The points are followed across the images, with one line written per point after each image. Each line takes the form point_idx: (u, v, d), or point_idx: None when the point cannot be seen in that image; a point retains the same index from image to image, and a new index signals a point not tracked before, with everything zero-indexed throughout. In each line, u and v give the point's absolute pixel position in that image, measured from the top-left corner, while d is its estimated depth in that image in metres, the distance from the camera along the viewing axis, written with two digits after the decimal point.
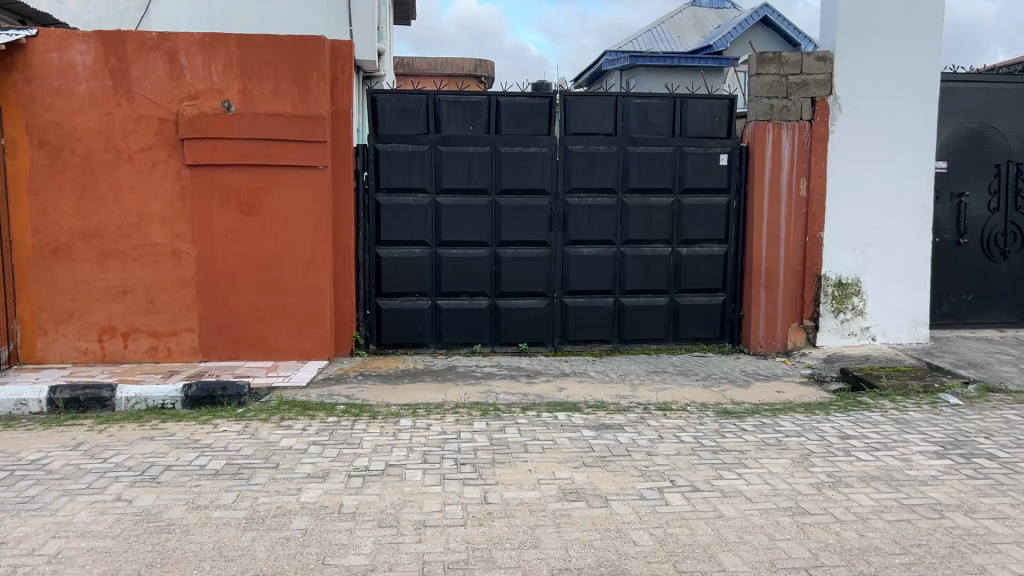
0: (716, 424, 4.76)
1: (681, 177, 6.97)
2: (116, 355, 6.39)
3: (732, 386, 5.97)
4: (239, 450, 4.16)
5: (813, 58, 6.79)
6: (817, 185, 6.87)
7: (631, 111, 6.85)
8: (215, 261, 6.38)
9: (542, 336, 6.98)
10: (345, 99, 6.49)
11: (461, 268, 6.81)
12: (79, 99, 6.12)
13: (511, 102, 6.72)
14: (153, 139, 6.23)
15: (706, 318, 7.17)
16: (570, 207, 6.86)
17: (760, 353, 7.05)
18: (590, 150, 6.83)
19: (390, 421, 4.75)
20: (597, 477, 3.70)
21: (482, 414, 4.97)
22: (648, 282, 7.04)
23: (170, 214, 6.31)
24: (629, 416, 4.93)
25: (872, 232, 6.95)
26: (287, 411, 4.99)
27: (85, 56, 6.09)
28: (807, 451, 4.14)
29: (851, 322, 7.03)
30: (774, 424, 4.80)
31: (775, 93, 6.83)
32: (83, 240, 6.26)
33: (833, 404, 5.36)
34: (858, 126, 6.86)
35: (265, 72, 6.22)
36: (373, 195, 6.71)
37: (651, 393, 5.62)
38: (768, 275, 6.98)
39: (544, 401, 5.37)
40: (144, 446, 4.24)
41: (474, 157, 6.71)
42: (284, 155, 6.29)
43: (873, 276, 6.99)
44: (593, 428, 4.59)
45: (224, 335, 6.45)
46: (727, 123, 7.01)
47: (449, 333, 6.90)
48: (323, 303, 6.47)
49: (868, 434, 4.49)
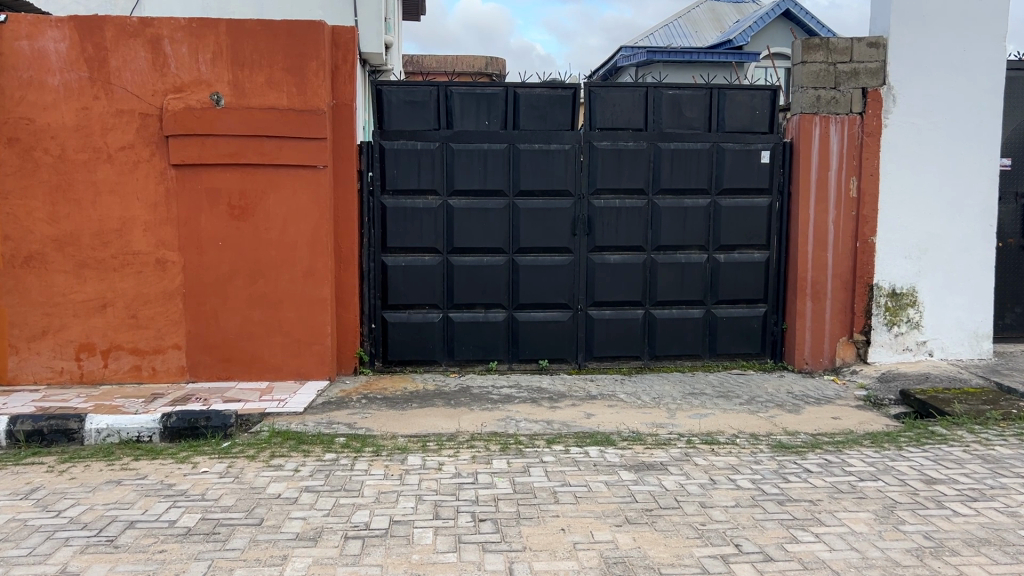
0: (774, 463, 4.10)
1: (718, 177, 6.31)
2: (95, 375, 5.77)
3: (781, 412, 5.31)
4: (218, 500, 3.53)
5: (864, 45, 6.12)
6: (869, 185, 6.20)
7: (663, 103, 6.20)
8: (204, 271, 5.76)
9: (565, 352, 6.34)
10: (347, 91, 5.87)
11: (475, 278, 6.17)
12: (52, 92, 5.52)
13: (531, 94, 6.09)
14: (135, 136, 5.61)
15: (746, 331, 6.50)
16: (596, 210, 6.22)
17: (806, 371, 6.39)
18: (618, 147, 6.18)
19: (396, 459, 4.12)
20: (644, 540, 3.06)
21: (502, 449, 4.32)
22: (681, 293, 6.38)
23: (154, 219, 5.71)
24: (672, 452, 4.27)
25: (931, 235, 6.27)
26: (278, 447, 4.35)
27: (59, 43, 5.49)
28: (890, 502, 3.48)
29: (906, 336, 6.35)
30: (841, 462, 4.14)
31: (822, 83, 6.17)
32: (58, 248, 5.65)
33: (902, 435, 4.68)
34: (915, 120, 6.17)
35: (258, 61, 5.60)
36: (378, 197, 6.09)
37: (692, 422, 4.96)
38: (814, 285, 6.32)
39: (572, 432, 4.71)
40: (109, 494, 3.60)
41: (489, 154, 6.07)
42: (280, 153, 5.67)
43: (930, 285, 6.31)
44: (633, 470, 3.94)
45: (215, 353, 5.83)
46: (769, 116, 6.36)
47: (462, 349, 6.25)
48: (323, 317, 5.84)
49: (958, 477, 3.83)
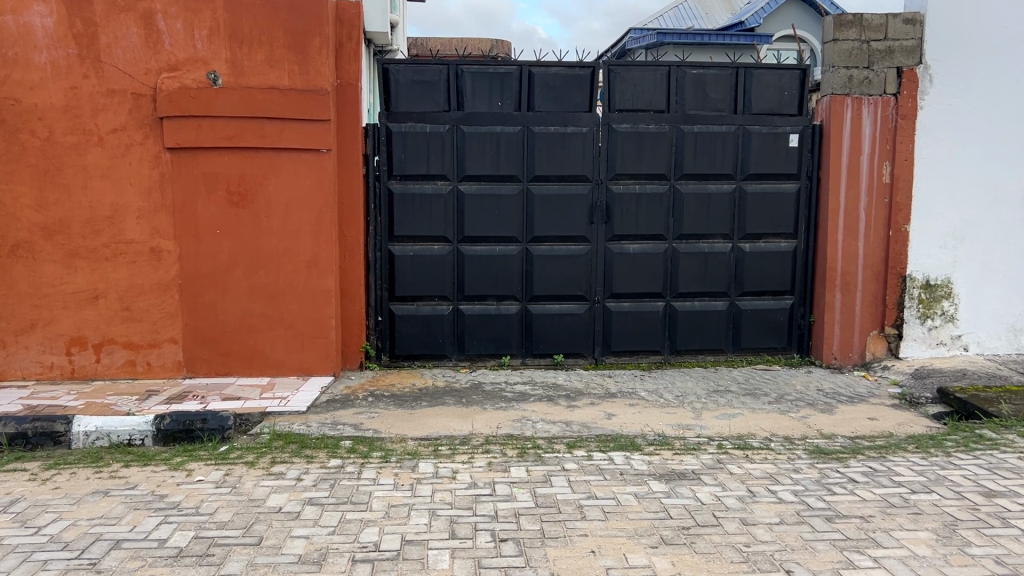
0: (815, 471, 3.80)
1: (743, 161, 5.97)
2: (86, 371, 5.47)
3: (813, 412, 4.99)
4: (214, 514, 3.23)
5: (899, 21, 5.76)
6: (903, 170, 5.85)
7: (687, 84, 5.86)
8: (201, 261, 5.45)
9: (582, 347, 6.03)
10: (352, 71, 5.53)
11: (487, 268, 5.85)
12: (39, 71, 5.19)
13: (546, 73, 5.75)
14: (127, 117, 5.28)
15: (772, 325, 6.19)
16: (615, 197, 5.89)
17: (834, 367, 6.07)
18: (639, 130, 5.84)
19: (406, 466, 3.82)
20: (684, 565, 2.76)
21: (519, 455, 4.02)
22: (704, 285, 6.05)
23: (148, 206, 5.39)
24: (703, 458, 3.96)
25: (968, 224, 5.92)
26: (279, 452, 4.04)
27: (45, 19, 5.15)
28: (950, 519, 3.17)
29: (940, 329, 6.02)
30: (887, 470, 3.83)
31: (854, 62, 5.82)
32: (46, 235, 5.34)
33: (947, 438, 4.37)
34: (954, 101, 5.80)
35: (258, 38, 5.27)
36: (385, 182, 5.77)
37: (720, 423, 4.65)
38: (843, 276, 6.00)
39: (593, 435, 4.40)
40: (94, 506, 3.31)
41: (502, 138, 5.74)
42: (281, 136, 5.34)
43: (967, 276, 5.97)
44: (663, 480, 3.63)
45: (213, 347, 5.53)
46: (798, 97, 6.01)
47: (473, 343, 5.94)
48: (326, 310, 5.53)
49: (1018, 490, 3.52)
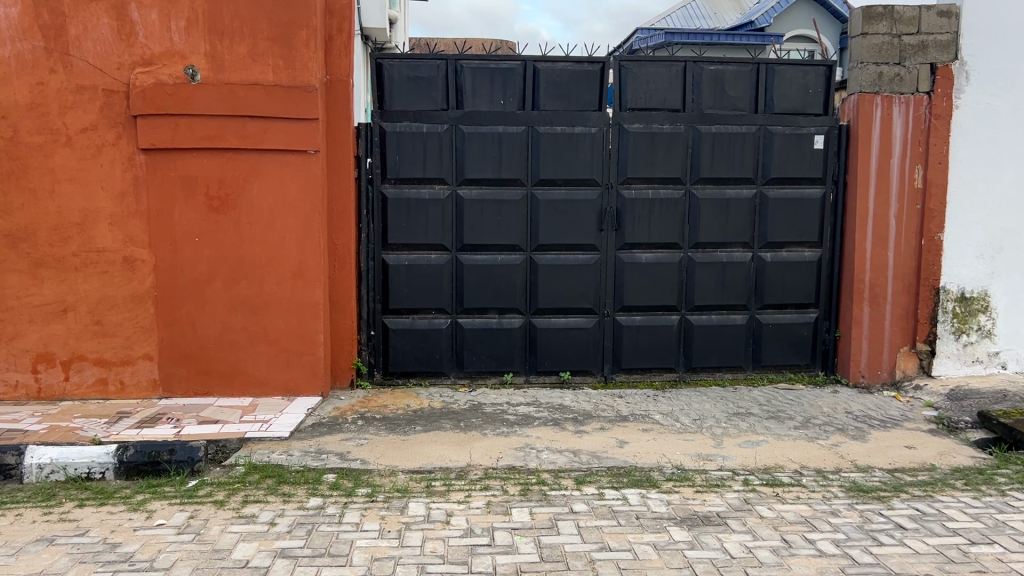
0: (856, 515, 3.36)
1: (765, 164, 5.54)
2: (54, 390, 5.06)
3: (845, 439, 4.54)
4: (170, 570, 2.80)
5: (934, 13, 5.31)
6: (937, 174, 5.40)
7: (703, 81, 5.43)
8: (179, 271, 5.03)
9: (590, 363, 5.60)
10: (342, 66, 5.12)
11: (487, 279, 5.43)
12: (2, 65, 4.78)
13: (552, 69, 5.33)
14: (98, 115, 4.87)
15: (795, 340, 5.75)
16: (626, 202, 5.46)
17: (862, 386, 5.63)
18: (652, 130, 5.41)
19: (395, 507, 3.39)
20: None
21: (523, 492, 3.59)
22: (722, 297, 5.62)
23: (121, 212, 4.97)
24: (728, 498, 3.53)
25: (1008, 233, 5.45)
26: (253, 489, 3.62)
27: (10, 9, 4.75)
28: None
29: (976, 346, 5.55)
30: (938, 512, 3.39)
31: (885, 58, 5.38)
32: (10, 244, 4.93)
33: (998, 474, 3.93)
34: (993, 99, 5.34)
35: (240, 30, 4.85)
36: (378, 186, 5.35)
37: (745, 453, 4.22)
38: (872, 288, 5.56)
39: (604, 468, 3.96)
40: (34, 559, 2.88)
41: (505, 138, 5.31)
42: (265, 135, 4.92)
43: (1006, 288, 5.50)
44: (685, 526, 3.19)
45: (192, 365, 5.11)
46: (824, 95, 5.58)
47: (473, 359, 5.52)
48: (314, 323, 5.11)
49: None
